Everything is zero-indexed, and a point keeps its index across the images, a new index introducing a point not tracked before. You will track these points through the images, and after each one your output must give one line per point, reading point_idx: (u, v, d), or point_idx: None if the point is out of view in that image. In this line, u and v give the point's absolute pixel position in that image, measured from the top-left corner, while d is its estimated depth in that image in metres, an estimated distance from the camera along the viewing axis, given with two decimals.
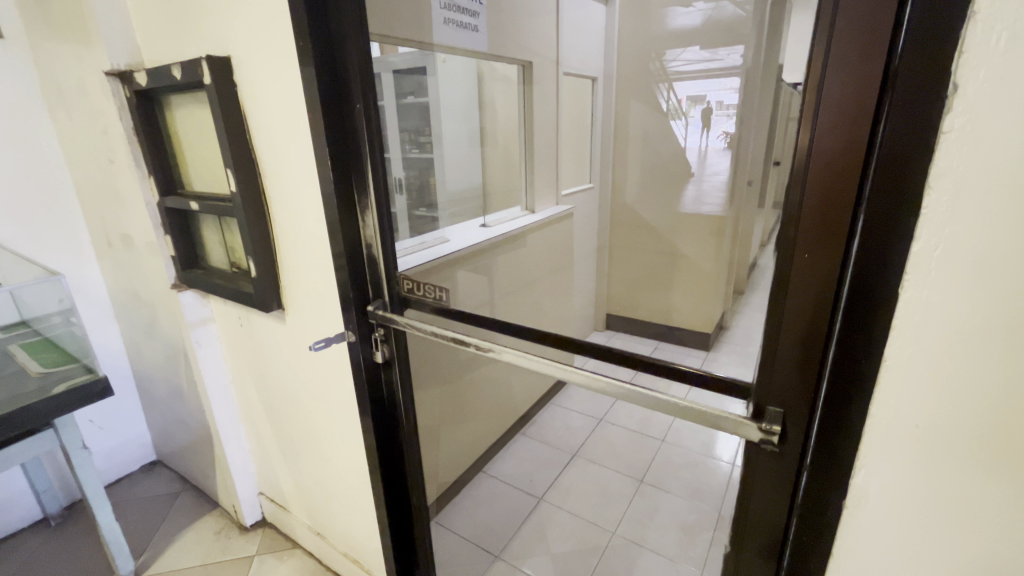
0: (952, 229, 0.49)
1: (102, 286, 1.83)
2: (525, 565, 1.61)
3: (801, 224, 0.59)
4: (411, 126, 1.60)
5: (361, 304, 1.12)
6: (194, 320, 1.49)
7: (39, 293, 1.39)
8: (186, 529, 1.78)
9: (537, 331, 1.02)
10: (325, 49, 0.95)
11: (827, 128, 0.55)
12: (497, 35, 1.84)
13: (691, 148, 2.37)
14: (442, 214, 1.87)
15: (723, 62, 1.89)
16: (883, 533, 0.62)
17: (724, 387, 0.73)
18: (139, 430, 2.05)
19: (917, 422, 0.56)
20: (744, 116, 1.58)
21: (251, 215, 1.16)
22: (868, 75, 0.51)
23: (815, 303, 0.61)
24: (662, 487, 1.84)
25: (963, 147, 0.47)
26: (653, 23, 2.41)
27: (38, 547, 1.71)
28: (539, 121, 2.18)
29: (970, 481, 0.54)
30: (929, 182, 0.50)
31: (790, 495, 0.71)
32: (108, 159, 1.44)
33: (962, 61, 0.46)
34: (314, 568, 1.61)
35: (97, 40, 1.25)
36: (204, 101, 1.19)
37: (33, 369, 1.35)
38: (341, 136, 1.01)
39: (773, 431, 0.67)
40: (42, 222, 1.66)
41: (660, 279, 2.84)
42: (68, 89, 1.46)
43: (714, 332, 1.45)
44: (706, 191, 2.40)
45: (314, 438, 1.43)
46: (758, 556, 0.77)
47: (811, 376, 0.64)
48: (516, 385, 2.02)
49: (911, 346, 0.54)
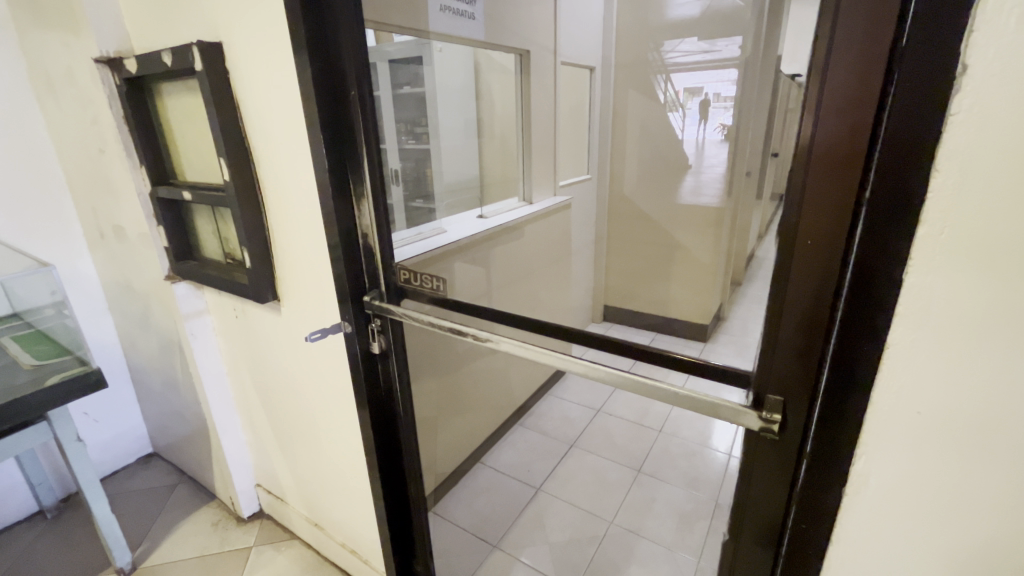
0: (957, 214, 0.49)
1: (95, 279, 1.81)
2: (524, 554, 1.61)
3: (805, 212, 0.58)
4: (407, 116, 1.60)
5: (358, 295, 1.11)
6: (188, 311, 1.47)
7: (30, 284, 1.38)
8: (183, 522, 1.77)
9: (534, 321, 1.01)
10: (319, 33, 0.93)
11: (833, 114, 0.54)
12: (495, 24, 1.82)
13: (689, 140, 2.56)
14: (439, 205, 1.87)
15: (721, 54, 1.93)
16: (883, 520, 0.62)
17: (725, 375, 0.73)
18: (135, 422, 2.04)
19: (919, 408, 0.56)
20: (744, 107, 1.57)
21: (245, 204, 1.14)
22: (873, 57, 0.50)
23: (816, 291, 0.60)
24: (659, 477, 1.85)
25: (971, 127, 0.46)
26: (652, 13, 2.41)
27: (34, 540, 1.70)
28: (537, 111, 2.15)
29: (972, 466, 0.54)
30: (937, 164, 0.49)
31: (790, 484, 0.70)
32: (99, 149, 1.42)
33: (972, 40, 0.45)
34: (312, 559, 1.62)
35: (85, 27, 1.22)
36: (195, 89, 1.17)
37: (25, 362, 1.33)
38: (336, 125, 1.00)
39: (773, 420, 0.67)
40: (33, 213, 1.64)
41: (656, 270, 2.80)
42: (57, 77, 1.43)
43: (713, 324, 1.44)
44: (704, 181, 2.51)
45: (312, 430, 1.42)
46: (756, 546, 0.77)
47: (812, 364, 0.63)
48: (514, 375, 2.02)
49: (913, 331, 0.54)
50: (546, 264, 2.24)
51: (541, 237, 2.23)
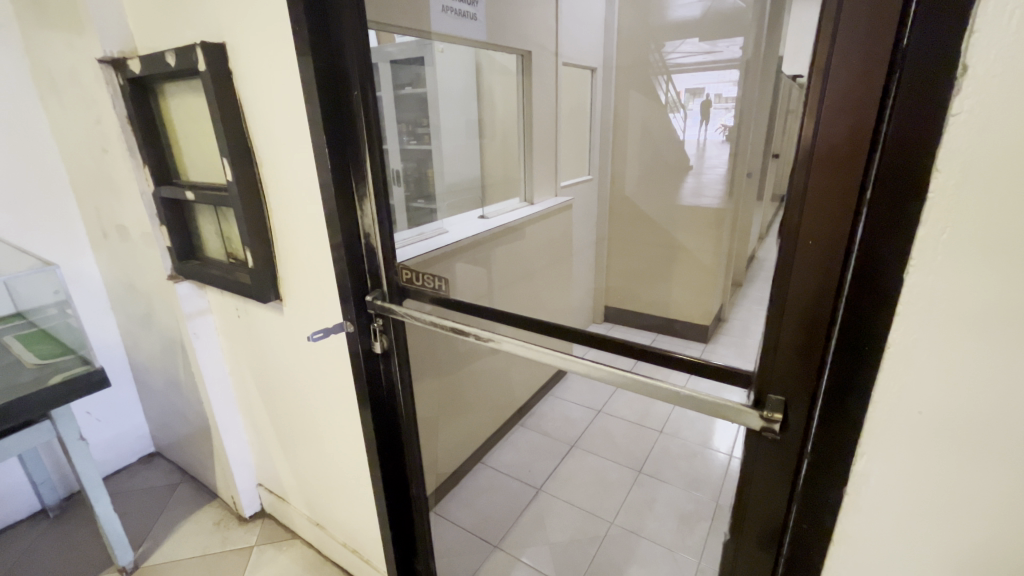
0: (958, 215, 0.49)
1: (98, 278, 1.82)
2: (524, 554, 1.61)
3: (806, 211, 0.59)
4: (409, 117, 1.61)
5: (360, 295, 1.11)
6: (191, 311, 1.48)
7: (34, 284, 1.38)
8: (184, 521, 1.77)
9: (536, 321, 1.01)
10: (322, 34, 0.93)
11: (834, 115, 0.54)
12: (497, 25, 1.83)
13: (690, 140, 2.49)
14: (440, 205, 1.87)
15: (722, 55, 1.93)
16: (884, 519, 0.62)
17: (726, 375, 0.73)
18: (137, 422, 2.04)
19: (921, 408, 0.56)
20: (744, 108, 1.57)
21: (248, 203, 1.15)
22: (874, 57, 0.50)
23: (818, 291, 0.60)
24: (660, 477, 1.85)
25: (972, 128, 0.46)
26: (653, 14, 2.42)
27: (37, 539, 1.70)
28: (538, 111, 2.15)
29: (973, 466, 0.54)
30: (937, 164, 0.49)
31: (791, 483, 0.70)
32: (102, 149, 1.43)
33: (973, 41, 0.45)
34: (314, 558, 1.62)
35: (89, 27, 1.23)
36: (199, 89, 1.18)
37: (28, 361, 1.33)
38: (339, 125, 1.00)
39: (774, 419, 0.67)
40: (37, 213, 1.65)
41: (656, 272, 2.80)
42: (61, 78, 1.44)
43: (713, 324, 1.44)
44: (705, 183, 2.44)
45: (313, 429, 1.42)
46: (757, 545, 0.78)
47: (813, 363, 0.63)
48: (515, 375, 2.03)
49: (915, 331, 0.54)
50: (547, 265, 2.24)
51: (542, 238, 2.23)
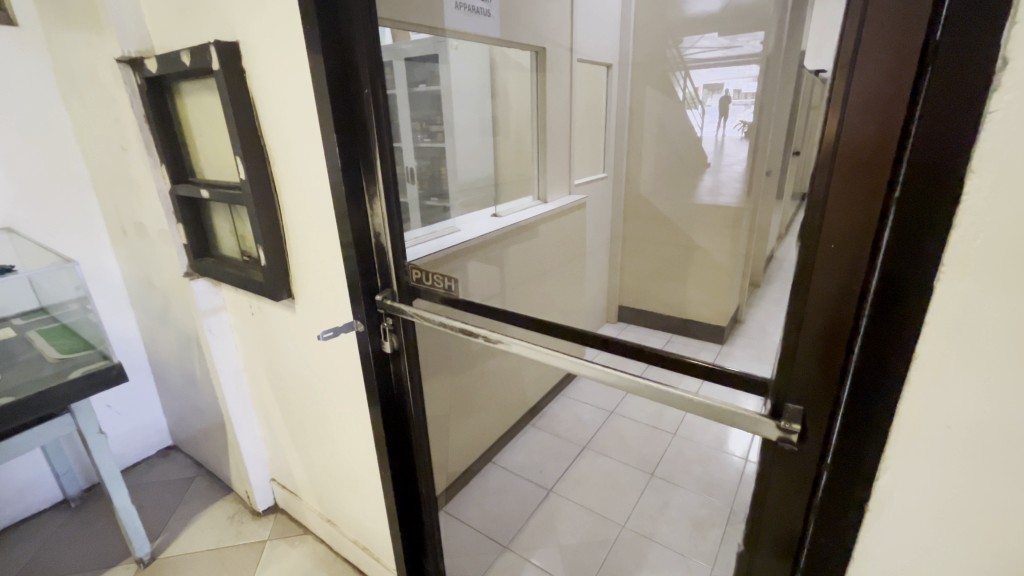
0: (992, 218, 0.46)
1: (118, 275, 1.85)
2: (535, 556, 1.60)
3: (828, 214, 0.56)
4: (422, 115, 1.61)
5: (370, 294, 1.11)
6: (207, 308, 1.50)
7: (54, 280, 1.40)
8: (200, 514, 1.80)
9: (546, 323, 0.99)
10: (332, 31, 0.92)
11: (859, 113, 0.51)
12: (510, 21, 1.80)
13: (708, 137, 2.37)
14: (453, 204, 1.87)
15: (741, 50, 1.86)
16: (908, 537, 0.59)
17: (742, 383, 0.70)
18: (155, 415, 2.08)
19: (949, 423, 0.53)
20: (763, 104, 1.53)
21: (261, 201, 1.15)
22: (902, 54, 0.48)
23: (839, 292, 0.58)
24: (673, 481, 1.82)
25: (1009, 127, 0.44)
26: (670, 9, 2.38)
27: (59, 528, 1.75)
28: (552, 107, 2.12)
29: (1004, 485, 0.51)
30: (972, 165, 0.46)
31: (809, 496, 0.68)
32: (121, 148, 1.45)
33: (1013, 33, 0.42)
34: (324, 554, 1.63)
35: (108, 28, 1.24)
36: (213, 88, 1.18)
37: (50, 355, 1.37)
38: (350, 123, 0.99)
39: (792, 430, 0.64)
40: (58, 210, 1.68)
41: (673, 271, 2.74)
42: (82, 78, 1.47)
43: (730, 325, 1.41)
44: (723, 182, 2.28)
45: (325, 427, 1.43)
46: (773, 559, 0.75)
47: (834, 372, 0.61)
48: (526, 374, 2.01)
49: (944, 342, 0.51)
50: (560, 264, 2.22)
51: (555, 237, 2.21)
